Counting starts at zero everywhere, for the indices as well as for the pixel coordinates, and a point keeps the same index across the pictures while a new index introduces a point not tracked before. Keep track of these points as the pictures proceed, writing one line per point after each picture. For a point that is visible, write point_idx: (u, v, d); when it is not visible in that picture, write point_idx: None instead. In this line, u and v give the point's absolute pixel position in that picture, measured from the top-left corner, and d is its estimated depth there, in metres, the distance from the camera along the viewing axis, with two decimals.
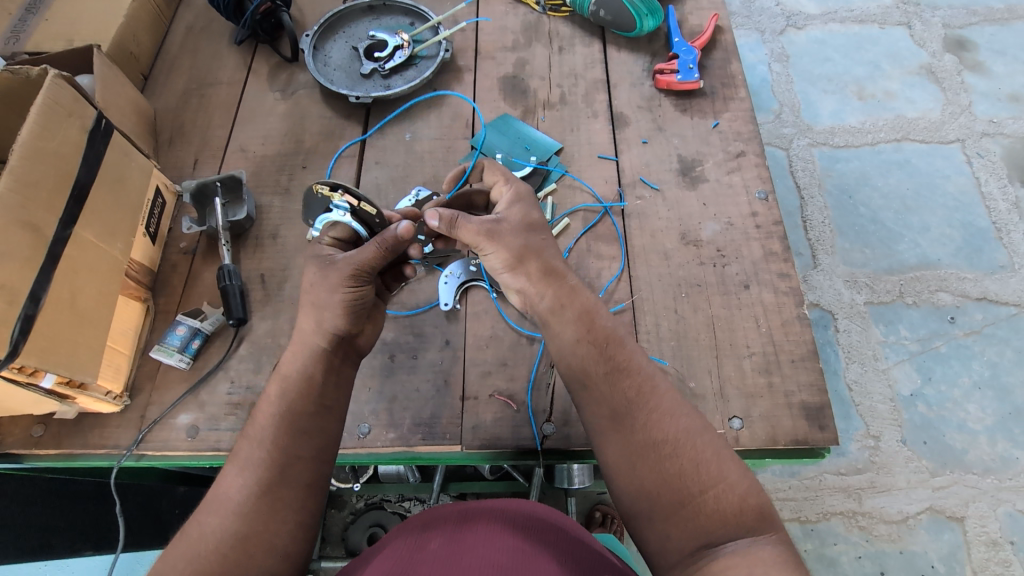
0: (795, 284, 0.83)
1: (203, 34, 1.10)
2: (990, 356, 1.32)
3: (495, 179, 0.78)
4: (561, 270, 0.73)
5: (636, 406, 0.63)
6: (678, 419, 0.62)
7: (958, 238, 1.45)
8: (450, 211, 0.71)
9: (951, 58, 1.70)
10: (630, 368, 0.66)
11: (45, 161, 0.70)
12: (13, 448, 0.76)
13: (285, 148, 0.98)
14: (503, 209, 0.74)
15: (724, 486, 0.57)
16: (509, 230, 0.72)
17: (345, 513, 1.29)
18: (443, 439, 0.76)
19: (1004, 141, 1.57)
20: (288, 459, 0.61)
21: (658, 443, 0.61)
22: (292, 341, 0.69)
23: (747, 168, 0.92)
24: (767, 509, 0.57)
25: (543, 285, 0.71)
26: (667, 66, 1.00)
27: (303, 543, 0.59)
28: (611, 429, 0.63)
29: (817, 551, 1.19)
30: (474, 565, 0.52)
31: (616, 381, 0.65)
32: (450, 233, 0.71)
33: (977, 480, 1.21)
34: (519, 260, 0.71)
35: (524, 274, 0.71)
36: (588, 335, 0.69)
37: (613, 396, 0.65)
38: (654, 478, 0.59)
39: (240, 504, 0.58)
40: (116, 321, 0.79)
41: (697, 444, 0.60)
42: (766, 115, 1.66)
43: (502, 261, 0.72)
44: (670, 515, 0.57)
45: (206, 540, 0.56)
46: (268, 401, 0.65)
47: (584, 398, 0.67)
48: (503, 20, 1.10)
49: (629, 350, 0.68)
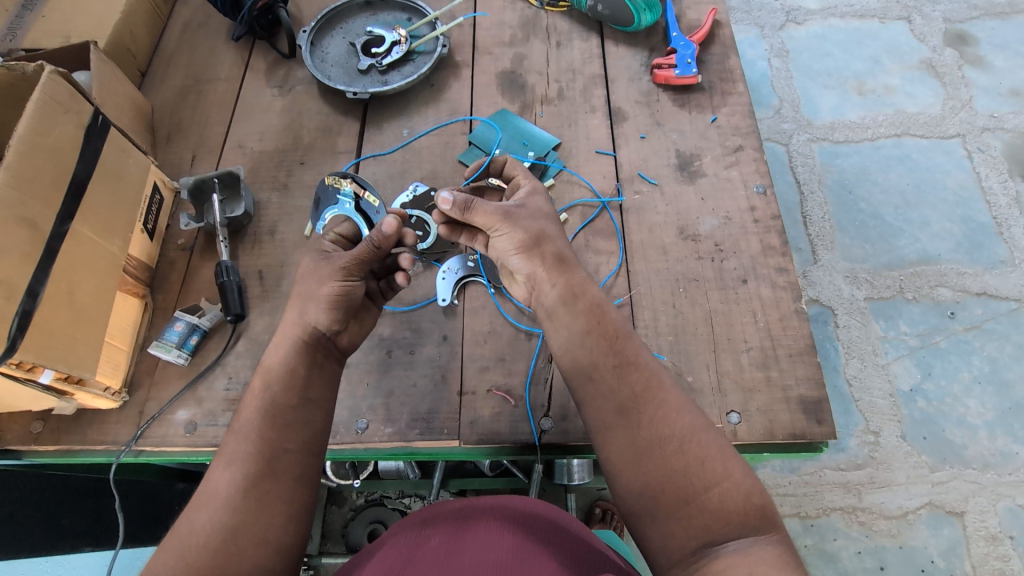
0: (793, 278, 0.83)
1: (201, 30, 1.10)
2: (990, 351, 1.32)
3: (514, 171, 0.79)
4: (571, 259, 0.74)
5: (642, 401, 0.63)
6: (682, 416, 0.62)
7: (959, 233, 1.45)
8: (466, 196, 0.71)
9: (951, 53, 1.70)
10: (637, 363, 0.66)
11: (43, 157, 0.70)
12: (11, 444, 0.77)
13: (282, 145, 0.97)
14: (522, 197, 0.75)
15: (728, 485, 0.58)
16: (526, 216, 0.73)
17: (345, 509, 1.29)
18: (440, 435, 0.76)
19: (1005, 136, 1.56)
20: (272, 449, 0.62)
21: (663, 440, 0.61)
22: (275, 337, 0.70)
23: (746, 162, 0.92)
24: (768, 510, 0.57)
25: (554, 274, 0.72)
26: (665, 61, 0.99)
27: (294, 536, 0.60)
28: (616, 424, 0.63)
29: (817, 546, 1.19)
30: (476, 562, 0.52)
31: (625, 374, 0.65)
32: (466, 215, 0.71)
33: (977, 476, 1.21)
34: (534, 243, 0.72)
35: (538, 256, 0.72)
36: (598, 327, 0.69)
37: (621, 390, 0.65)
38: (657, 475, 0.59)
39: (227, 495, 0.59)
40: (114, 317, 0.79)
41: (701, 442, 0.60)
42: (765, 110, 1.65)
43: (516, 243, 0.72)
44: (671, 513, 0.58)
45: (194, 531, 0.57)
46: (252, 394, 0.66)
47: (589, 391, 0.66)
48: (500, 16, 1.09)
49: (635, 343, 0.68)
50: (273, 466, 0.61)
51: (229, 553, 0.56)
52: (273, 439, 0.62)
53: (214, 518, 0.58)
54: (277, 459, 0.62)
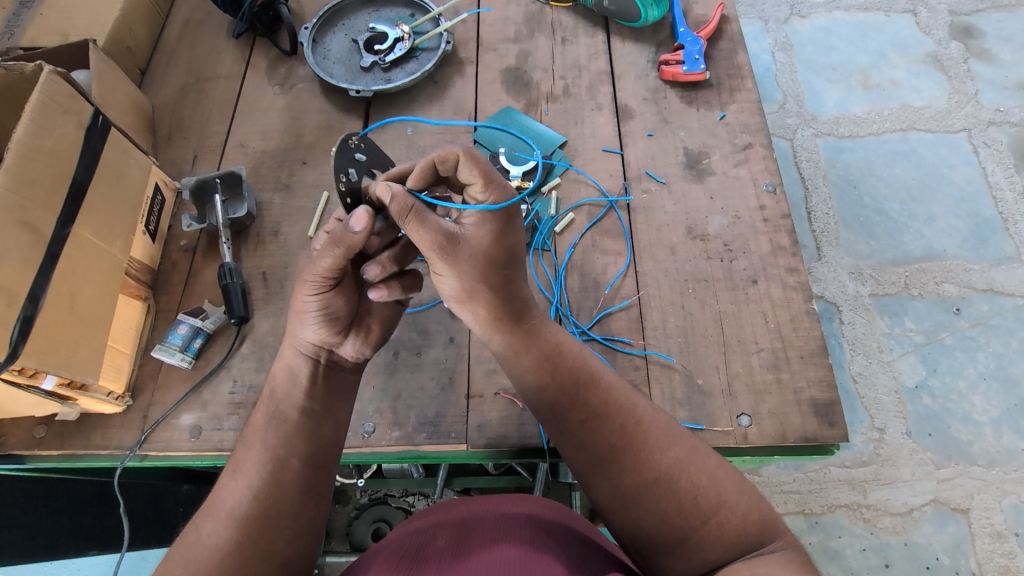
0: (803, 278, 0.82)
1: (202, 26, 1.09)
2: (995, 347, 1.31)
3: (472, 179, 0.62)
4: (522, 308, 0.69)
5: (622, 450, 0.62)
6: (667, 452, 0.61)
7: (963, 228, 1.44)
8: (410, 197, 0.60)
9: (957, 45, 1.68)
10: (608, 411, 0.64)
11: (43, 159, 0.69)
12: (14, 449, 0.76)
13: (284, 144, 0.96)
14: (468, 225, 0.64)
15: (725, 512, 0.57)
16: (467, 256, 0.64)
17: (350, 508, 1.29)
18: (448, 438, 0.75)
19: (1011, 130, 1.55)
20: (275, 460, 0.61)
21: (651, 483, 0.60)
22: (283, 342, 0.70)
23: (755, 160, 0.91)
24: (769, 524, 0.57)
25: (490, 329, 0.69)
26: (672, 56, 0.98)
27: (297, 549, 0.59)
28: (600, 474, 0.62)
29: (822, 543, 1.18)
30: (487, 556, 0.52)
31: (593, 428, 0.64)
32: (401, 223, 0.61)
33: (982, 472, 1.21)
34: (471, 294, 0.66)
35: (471, 309, 0.68)
36: (553, 382, 0.67)
37: (595, 442, 0.63)
38: (652, 516, 0.59)
39: (226, 510, 0.59)
40: (116, 320, 0.78)
41: (692, 472, 0.60)
42: (770, 105, 1.64)
43: (453, 288, 0.67)
44: (671, 548, 0.58)
45: (202, 541, 0.57)
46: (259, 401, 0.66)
47: (561, 442, 0.66)
48: (504, 11, 1.08)
49: (603, 391, 0.66)
50: (273, 479, 0.61)
51: (236, 569, 0.56)
52: (272, 450, 0.62)
53: (221, 531, 0.57)
54: (283, 468, 0.61)
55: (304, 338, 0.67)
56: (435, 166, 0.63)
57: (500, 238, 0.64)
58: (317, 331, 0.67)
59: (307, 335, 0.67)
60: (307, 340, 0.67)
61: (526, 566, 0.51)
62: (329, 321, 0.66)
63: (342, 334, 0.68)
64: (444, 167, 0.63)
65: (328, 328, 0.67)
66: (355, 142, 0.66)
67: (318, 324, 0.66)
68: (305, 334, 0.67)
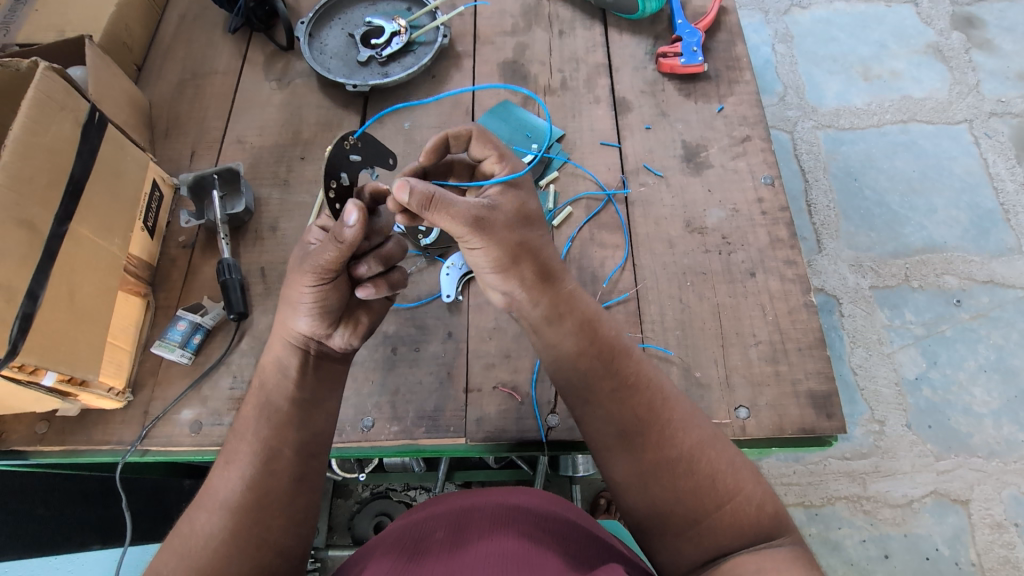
0: (802, 271, 0.82)
1: (198, 22, 1.08)
2: (996, 339, 1.31)
3: (486, 153, 0.67)
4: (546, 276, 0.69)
5: (648, 425, 0.63)
6: (690, 433, 0.61)
7: (965, 220, 1.43)
8: (431, 186, 0.59)
9: (958, 36, 1.67)
10: (638, 386, 0.65)
11: (40, 156, 0.69)
12: (16, 445, 0.76)
13: (282, 140, 0.96)
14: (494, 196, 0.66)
15: (741, 499, 0.58)
16: (501, 223, 0.64)
17: (351, 502, 1.30)
18: (446, 433, 0.75)
19: (1013, 121, 1.54)
20: (272, 452, 0.62)
21: (671, 462, 0.60)
22: (273, 330, 0.69)
23: (753, 153, 0.91)
24: (781, 517, 0.58)
25: (533, 293, 0.68)
26: (670, 49, 0.97)
27: (296, 539, 0.60)
28: (620, 448, 0.63)
29: (821, 535, 1.19)
30: (484, 545, 0.53)
31: (625, 398, 0.64)
32: (426, 214, 0.60)
33: (982, 463, 1.21)
34: (511, 263, 0.66)
35: (516, 278, 0.66)
36: (591, 348, 0.67)
37: (623, 414, 0.64)
38: (667, 496, 0.59)
39: (224, 501, 0.59)
40: (117, 317, 0.78)
41: (711, 457, 0.60)
42: (770, 97, 1.63)
43: (490, 260, 0.65)
44: (681, 530, 0.58)
45: (197, 532, 0.57)
46: (257, 397, 0.66)
47: (587, 414, 0.66)
48: (501, 4, 1.07)
49: (635, 364, 0.66)
50: (267, 474, 0.61)
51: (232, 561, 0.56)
52: (269, 443, 0.62)
53: (215, 523, 0.58)
54: (277, 459, 0.62)
55: (295, 328, 0.67)
56: (446, 142, 0.66)
57: (522, 204, 0.66)
58: (309, 322, 0.66)
59: (299, 326, 0.67)
60: (300, 331, 0.67)
61: (522, 556, 0.51)
62: (316, 313, 0.66)
63: (331, 327, 0.68)
64: (457, 143, 0.66)
65: (320, 320, 0.67)
66: (352, 141, 0.65)
67: (310, 316, 0.66)
68: (297, 324, 0.67)
